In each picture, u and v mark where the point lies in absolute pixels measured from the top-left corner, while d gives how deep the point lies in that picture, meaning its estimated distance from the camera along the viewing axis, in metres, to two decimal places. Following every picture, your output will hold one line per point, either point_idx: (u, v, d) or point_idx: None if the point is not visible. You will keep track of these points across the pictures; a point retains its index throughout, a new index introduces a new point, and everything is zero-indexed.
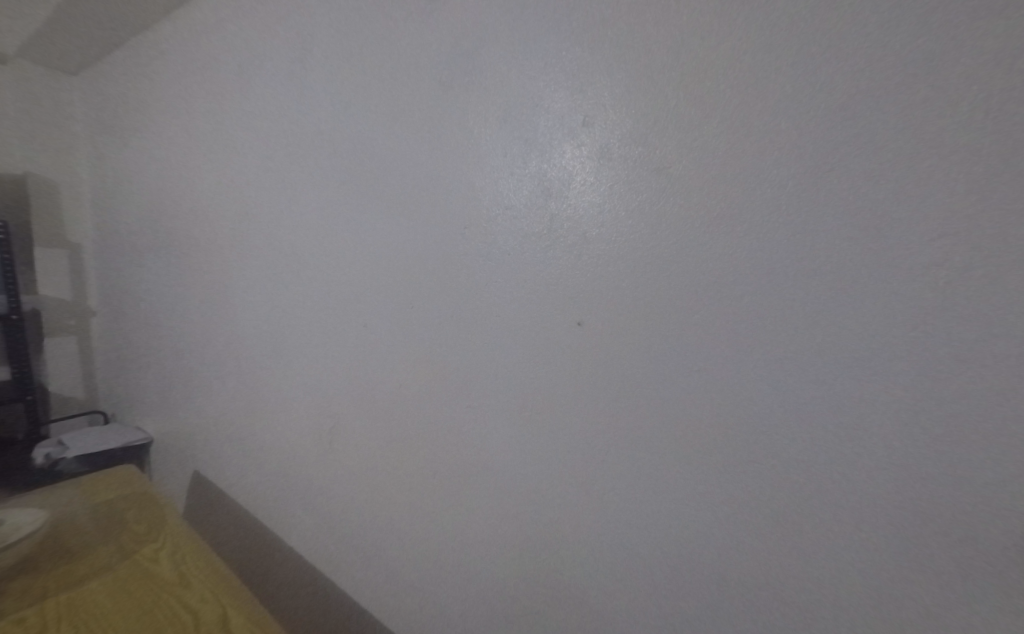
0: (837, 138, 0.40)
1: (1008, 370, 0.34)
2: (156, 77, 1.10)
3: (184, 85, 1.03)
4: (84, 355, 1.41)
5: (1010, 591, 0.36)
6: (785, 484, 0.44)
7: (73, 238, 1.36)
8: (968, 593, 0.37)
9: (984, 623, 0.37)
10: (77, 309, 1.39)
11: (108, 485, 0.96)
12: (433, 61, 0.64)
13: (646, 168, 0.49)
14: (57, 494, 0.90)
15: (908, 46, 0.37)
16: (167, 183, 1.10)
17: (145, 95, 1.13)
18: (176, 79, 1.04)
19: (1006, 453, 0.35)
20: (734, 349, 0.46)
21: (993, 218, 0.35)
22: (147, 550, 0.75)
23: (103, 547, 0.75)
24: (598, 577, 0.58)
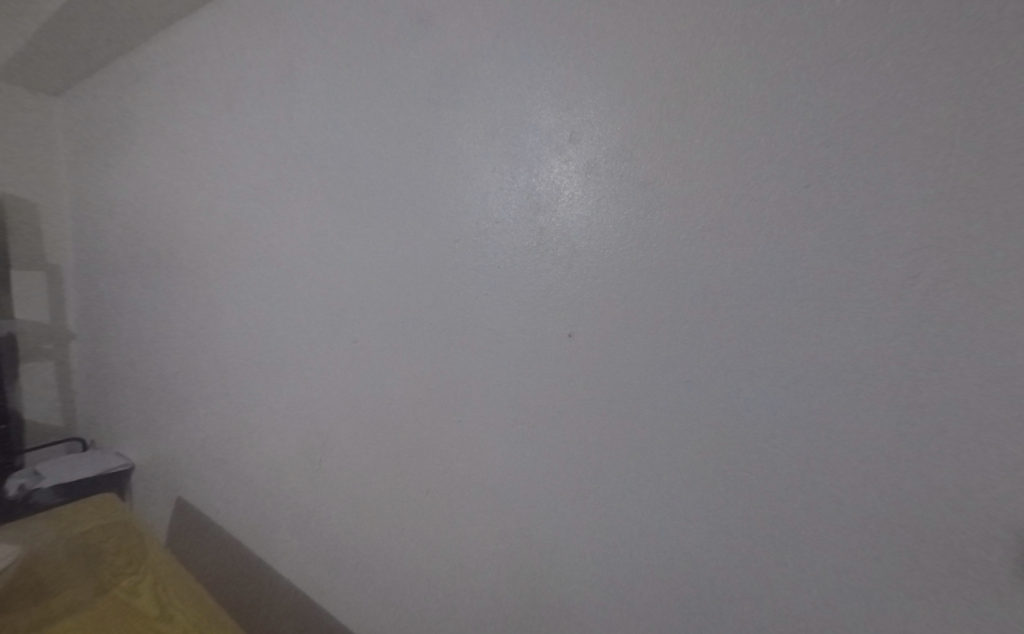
0: (814, 152, 0.42)
1: (983, 368, 0.36)
2: (141, 98, 1.09)
3: (169, 106, 1.03)
4: (63, 380, 1.37)
5: (999, 584, 0.37)
6: (782, 490, 0.45)
7: (54, 259, 1.33)
8: (961, 588, 0.38)
9: (977, 616, 0.37)
10: (56, 332, 1.35)
11: (87, 515, 0.92)
12: (421, 80, 0.65)
13: (632, 181, 0.50)
14: (33, 526, 0.86)
15: (874, 67, 0.40)
16: (152, 203, 1.09)
17: (131, 115, 1.12)
18: (161, 100, 1.04)
19: (985, 447, 0.37)
20: (725, 357, 0.47)
21: (960, 226, 0.37)
22: (127, 583, 0.72)
23: (81, 582, 0.72)
24: (596, 597, 0.57)
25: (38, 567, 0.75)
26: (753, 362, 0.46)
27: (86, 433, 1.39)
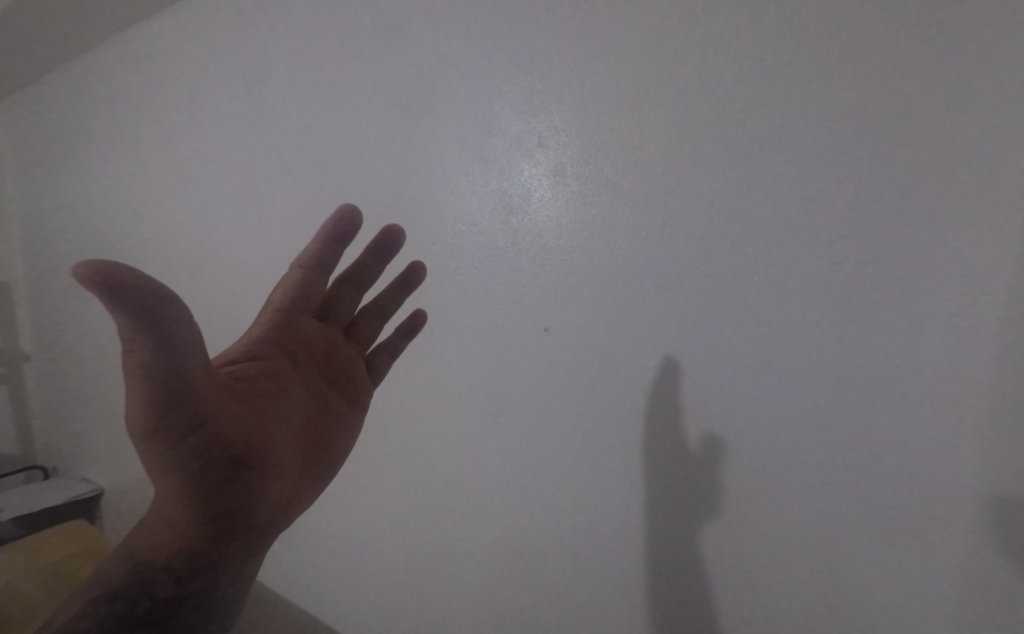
0: (756, 155, 0.47)
1: (904, 339, 0.41)
2: (97, 108, 1.06)
3: (128, 116, 1.00)
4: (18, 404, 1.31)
5: (931, 532, 0.41)
6: (743, 463, 0.49)
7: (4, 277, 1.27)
8: (901, 540, 0.42)
9: (915, 562, 0.41)
10: (10, 354, 1.29)
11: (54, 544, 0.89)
12: (389, 87, 0.66)
13: (597, 183, 0.54)
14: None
15: (802, 77, 0.45)
16: (112, 216, 1.05)
17: (83, 124, 1.09)
18: (120, 110, 1.02)
19: (910, 409, 0.41)
20: (686, 343, 0.51)
21: (880, 214, 0.42)
22: None
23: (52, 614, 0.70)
24: (581, 576, 0.60)
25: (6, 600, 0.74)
26: (713, 347, 0.50)
27: (45, 459, 1.33)
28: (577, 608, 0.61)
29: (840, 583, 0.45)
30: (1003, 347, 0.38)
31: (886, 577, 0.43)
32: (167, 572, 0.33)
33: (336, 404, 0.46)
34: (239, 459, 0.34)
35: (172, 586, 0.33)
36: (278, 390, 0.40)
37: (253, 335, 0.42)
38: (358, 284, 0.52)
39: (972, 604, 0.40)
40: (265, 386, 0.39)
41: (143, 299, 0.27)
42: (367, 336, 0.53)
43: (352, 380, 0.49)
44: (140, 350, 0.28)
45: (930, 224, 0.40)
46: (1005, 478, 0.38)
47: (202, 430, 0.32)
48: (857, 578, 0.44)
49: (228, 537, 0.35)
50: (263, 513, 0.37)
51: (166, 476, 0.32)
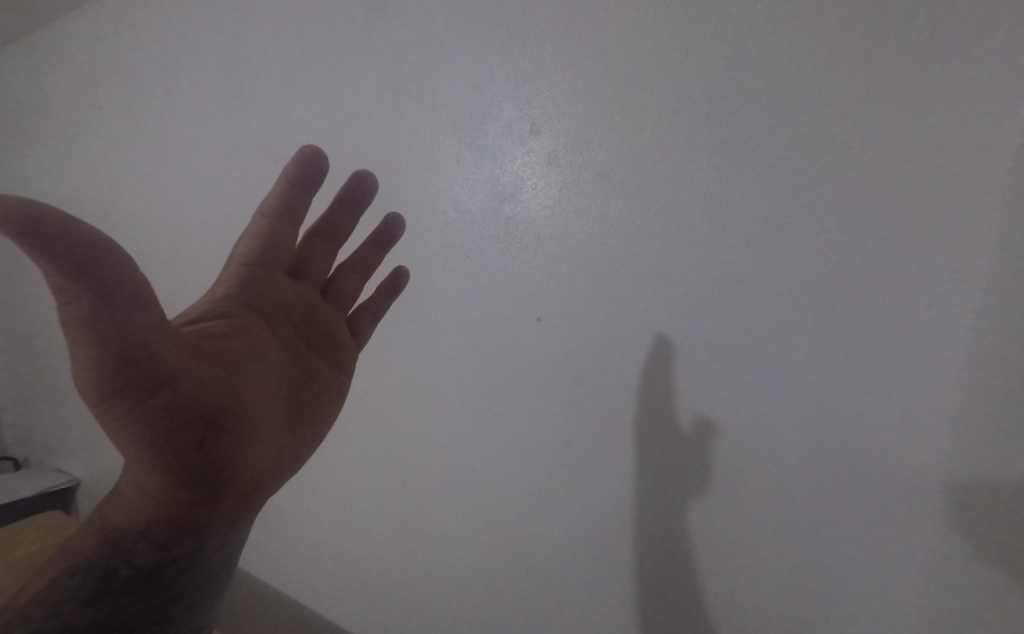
0: (748, 146, 0.47)
1: (885, 329, 0.43)
2: (56, 84, 1.00)
3: (94, 93, 0.95)
4: None
5: (902, 510, 0.43)
6: (729, 448, 0.50)
7: None
8: (876, 520, 0.44)
9: (888, 539, 0.44)
10: None
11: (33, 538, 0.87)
12: (377, 68, 0.64)
13: (590, 171, 0.53)
14: None
15: (795, 70, 0.45)
16: (74, 199, 1.00)
17: (45, 99, 1.02)
18: (83, 86, 0.96)
19: (888, 396, 0.43)
20: (676, 332, 0.52)
21: (867, 207, 0.43)
22: None
23: None
24: (570, 560, 0.61)
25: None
26: (701, 337, 0.51)
27: (15, 450, 1.28)
28: (566, 591, 0.62)
29: (818, 561, 0.47)
30: (974, 335, 0.40)
31: (861, 554, 0.45)
32: (144, 542, 0.32)
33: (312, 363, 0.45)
34: (209, 418, 0.33)
35: (153, 553, 0.33)
36: (250, 349, 0.39)
37: (218, 291, 0.41)
38: (329, 238, 0.51)
39: (940, 576, 0.42)
40: (236, 344, 0.38)
41: (70, 246, 0.26)
42: (346, 297, 0.52)
43: (331, 339, 0.48)
44: (79, 302, 0.27)
45: (911, 216, 0.42)
46: (973, 458, 0.40)
47: (165, 386, 0.31)
48: (835, 556, 0.46)
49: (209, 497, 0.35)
50: (244, 474, 0.36)
51: (130, 439, 0.31)
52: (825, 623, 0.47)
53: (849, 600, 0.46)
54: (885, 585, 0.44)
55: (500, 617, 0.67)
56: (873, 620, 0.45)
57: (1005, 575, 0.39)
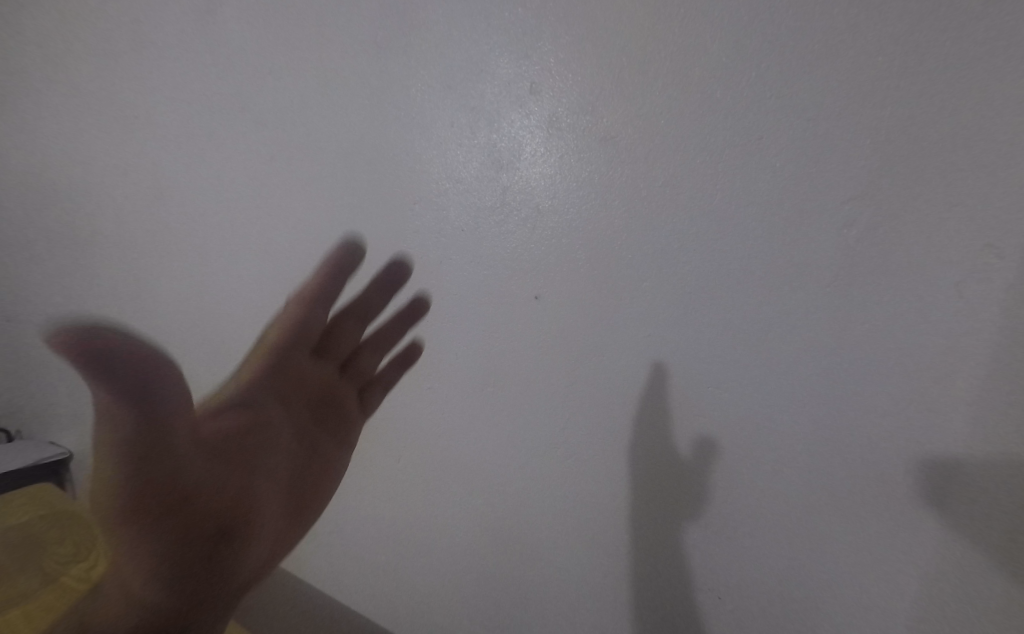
0: (771, 111, 0.43)
1: (893, 316, 0.41)
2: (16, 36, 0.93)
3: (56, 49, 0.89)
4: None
5: (895, 500, 0.42)
6: (732, 430, 0.49)
7: None
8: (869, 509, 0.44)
9: (879, 529, 0.43)
10: None
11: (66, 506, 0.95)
12: (365, 22, 0.59)
13: (593, 137, 0.50)
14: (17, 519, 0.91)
15: (824, 22, 0.40)
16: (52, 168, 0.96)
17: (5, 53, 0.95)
18: (37, 39, 0.89)
19: (888, 383, 0.41)
20: (680, 312, 0.50)
21: (888, 182, 0.39)
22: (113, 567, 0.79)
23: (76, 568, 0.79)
24: (563, 538, 0.62)
25: None
26: (708, 314, 0.48)
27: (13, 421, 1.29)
28: (559, 566, 0.63)
29: (810, 548, 0.47)
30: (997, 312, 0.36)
31: (852, 546, 0.45)
32: (148, 613, 0.38)
33: (329, 419, 0.58)
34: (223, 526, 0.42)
35: (145, 614, 0.38)
36: (261, 440, 0.48)
37: (250, 381, 0.51)
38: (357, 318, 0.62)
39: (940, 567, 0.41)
40: (256, 440, 0.47)
41: (132, 366, 0.34)
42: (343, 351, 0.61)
43: (342, 419, 0.60)
44: (125, 423, 0.35)
45: (945, 184, 0.37)
46: (985, 452, 0.38)
47: (179, 510, 0.39)
48: (841, 538, 0.45)
49: (199, 601, 0.41)
50: (243, 573, 0.44)
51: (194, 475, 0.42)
52: (823, 605, 0.47)
53: (837, 583, 0.46)
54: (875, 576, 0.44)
55: (494, 590, 0.69)
56: (871, 605, 0.45)
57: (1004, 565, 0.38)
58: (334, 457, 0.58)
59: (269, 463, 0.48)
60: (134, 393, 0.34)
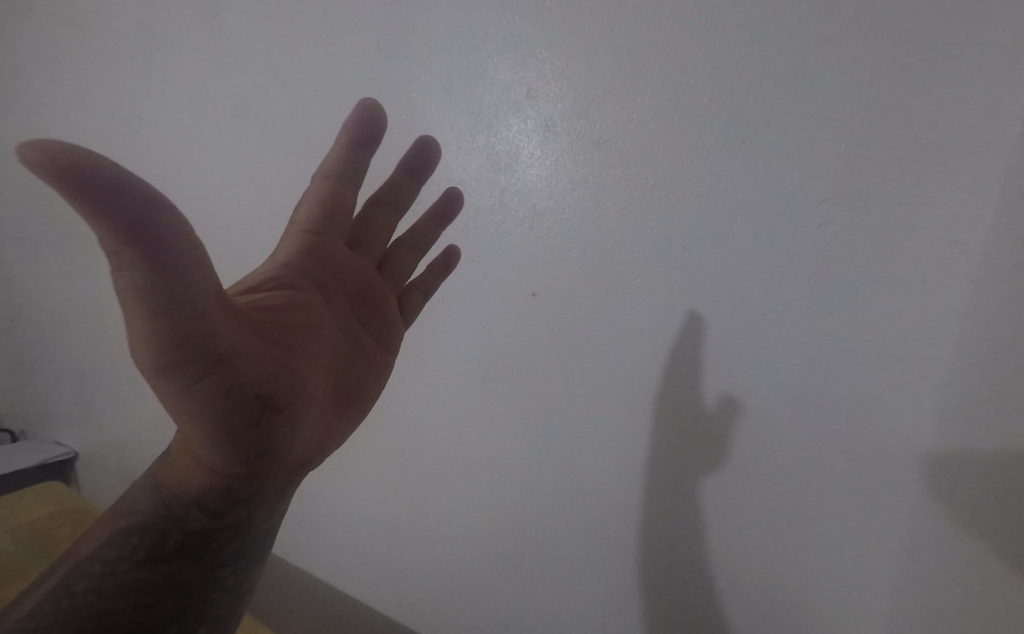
0: (756, 116, 0.44)
1: (876, 313, 0.42)
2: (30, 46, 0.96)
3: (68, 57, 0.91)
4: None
5: (877, 490, 0.44)
6: (721, 424, 0.50)
7: None
8: (853, 500, 0.45)
9: (862, 519, 0.45)
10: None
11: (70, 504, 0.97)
12: (368, 30, 0.61)
13: (588, 141, 0.52)
14: (22, 516, 0.93)
15: (805, 31, 0.41)
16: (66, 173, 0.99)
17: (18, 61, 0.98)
18: (45, 46, 0.91)
19: (869, 379, 0.43)
20: (671, 309, 0.51)
21: (869, 183, 0.41)
22: None
23: None
24: (560, 529, 0.64)
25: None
26: (696, 311, 0.50)
27: (24, 420, 1.32)
28: (556, 557, 0.65)
29: (797, 540, 0.48)
30: (973, 309, 0.38)
31: (836, 536, 0.46)
32: (202, 505, 0.33)
33: (371, 317, 0.45)
34: (264, 398, 0.31)
35: (205, 519, 0.33)
36: (302, 321, 0.37)
37: (283, 261, 0.40)
38: (392, 208, 0.50)
39: (918, 555, 0.42)
40: (293, 320, 0.36)
41: (127, 208, 0.23)
42: (401, 267, 0.51)
43: (384, 319, 0.47)
44: (135, 273, 0.24)
45: (924, 184, 0.39)
46: (957, 442, 0.39)
47: (222, 364, 0.29)
48: (824, 529, 0.47)
49: (254, 465, 0.33)
50: (292, 448, 0.35)
51: (185, 415, 0.29)
52: (808, 595, 0.49)
53: (822, 574, 0.47)
54: (862, 567, 0.45)
55: (493, 580, 0.71)
56: (855, 594, 0.46)
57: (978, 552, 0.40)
58: (378, 363, 0.45)
59: (313, 348, 0.37)
60: (137, 235, 0.23)
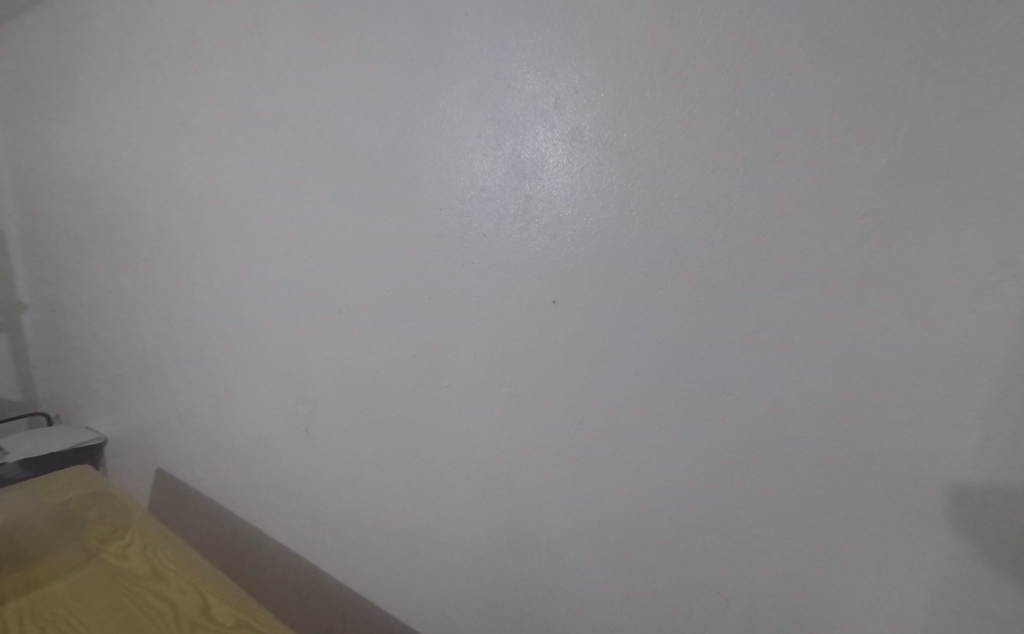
0: (787, 129, 0.44)
1: (901, 332, 0.41)
2: (90, 54, 1.03)
3: (123, 67, 0.98)
4: (41, 347, 1.38)
5: (900, 511, 0.43)
6: (741, 442, 0.49)
7: (24, 227, 1.31)
8: (878, 522, 0.44)
9: (887, 540, 0.43)
10: (33, 301, 1.35)
11: (94, 490, 1.01)
12: (400, 39, 0.63)
13: (615, 150, 0.51)
14: (49, 496, 0.97)
15: (839, 46, 0.41)
16: (114, 173, 1.05)
17: (79, 68, 1.06)
18: (113, 58, 0.99)
19: (895, 398, 0.42)
20: (692, 321, 0.50)
21: (904, 201, 0.40)
22: (119, 551, 0.83)
23: (82, 550, 0.83)
24: (573, 540, 0.62)
25: (23, 541, 0.83)
26: (718, 325, 0.49)
27: (59, 404, 1.39)
28: (566, 568, 0.64)
29: (818, 560, 0.47)
30: (1000, 327, 0.37)
31: (860, 557, 0.45)
32: None
33: None
34: None
35: None
36: None
37: None
38: None
39: (948, 585, 0.42)
40: None
41: None
42: None
43: None
44: None
45: (957, 203, 0.38)
46: (982, 462, 0.39)
47: None
48: (860, 552, 0.45)
49: None
50: None
51: None
52: (839, 621, 0.47)
53: (852, 595, 0.46)
54: (889, 589, 0.44)
55: (501, 589, 0.70)
56: (883, 612, 0.45)
57: (1008, 585, 0.39)
58: None
59: None
60: None
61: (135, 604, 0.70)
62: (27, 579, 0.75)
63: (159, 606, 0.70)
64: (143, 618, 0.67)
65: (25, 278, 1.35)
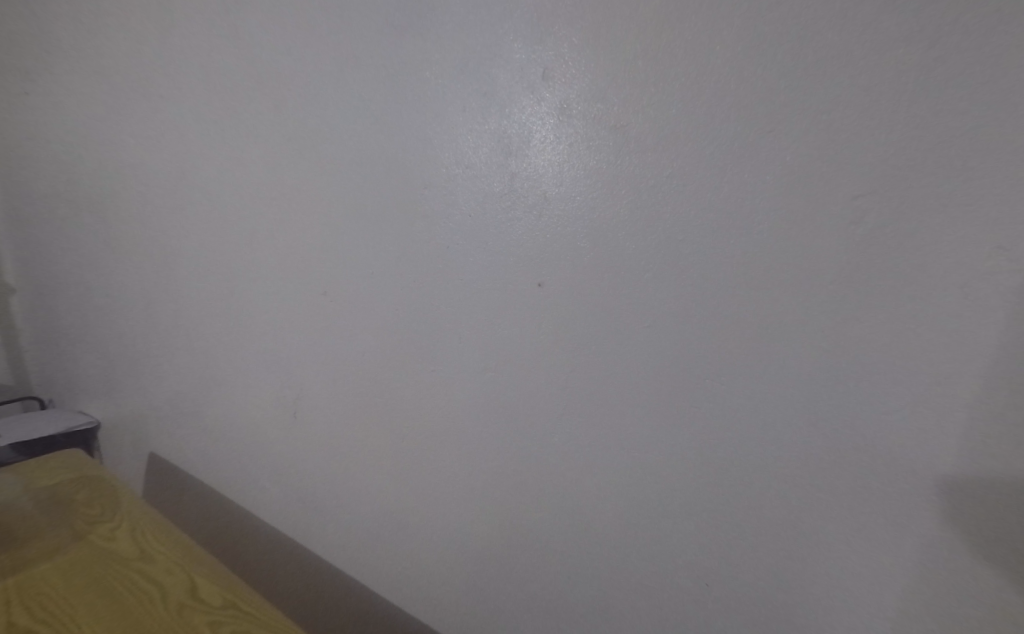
0: (785, 102, 0.41)
1: (894, 315, 0.40)
2: (64, 24, 0.98)
3: (97, 38, 0.93)
4: (29, 330, 1.36)
5: (886, 498, 0.42)
6: (729, 426, 0.48)
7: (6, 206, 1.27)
8: (863, 508, 0.43)
9: (873, 525, 0.43)
10: (18, 283, 1.33)
11: (83, 473, 1.01)
12: (383, 5, 0.59)
13: (604, 125, 0.49)
14: (38, 478, 0.97)
15: (841, 12, 0.39)
16: (94, 150, 1.01)
17: (53, 39, 1.01)
18: (88, 28, 0.94)
19: (885, 383, 0.41)
20: (683, 304, 0.49)
21: (903, 179, 0.38)
22: (109, 532, 0.82)
23: (71, 531, 0.82)
24: (562, 523, 0.62)
25: (11, 521, 0.83)
26: (710, 308, 0.47)
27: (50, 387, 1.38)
28: (554, 550, 0.63)
29: (804, 544, 0.47)
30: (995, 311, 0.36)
31: (845, 542, 0.45)
32: None
33: None
34: None
35: None
36: None
37: None
38: None
39: (932, 569, 0.41)
40: None
41: None
42: None
43: None
44: None
45: (957, 181, 0.36)
46: (968, 449, 0.38)
47: None
48: (845, 537, 0.45)
49: None
50: None
51: None
52: (823, 604, 0.47)
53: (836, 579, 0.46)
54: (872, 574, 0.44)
55: (490, 571, 0.70)
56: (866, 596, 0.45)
57: (992, 569, 0.39)
58: None
59: None
60: None
61: (124, 584, 0.70)
62: (16, 559, 0.75)
63: (148, 586, 0.70)
64: (132, 598, 0.67)
65: (9, 260, 1.33)
